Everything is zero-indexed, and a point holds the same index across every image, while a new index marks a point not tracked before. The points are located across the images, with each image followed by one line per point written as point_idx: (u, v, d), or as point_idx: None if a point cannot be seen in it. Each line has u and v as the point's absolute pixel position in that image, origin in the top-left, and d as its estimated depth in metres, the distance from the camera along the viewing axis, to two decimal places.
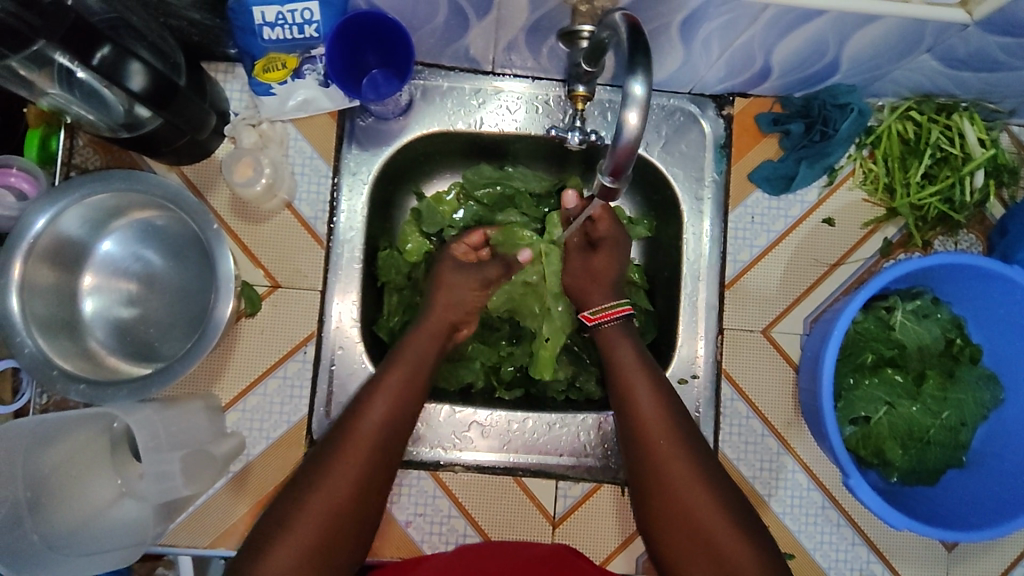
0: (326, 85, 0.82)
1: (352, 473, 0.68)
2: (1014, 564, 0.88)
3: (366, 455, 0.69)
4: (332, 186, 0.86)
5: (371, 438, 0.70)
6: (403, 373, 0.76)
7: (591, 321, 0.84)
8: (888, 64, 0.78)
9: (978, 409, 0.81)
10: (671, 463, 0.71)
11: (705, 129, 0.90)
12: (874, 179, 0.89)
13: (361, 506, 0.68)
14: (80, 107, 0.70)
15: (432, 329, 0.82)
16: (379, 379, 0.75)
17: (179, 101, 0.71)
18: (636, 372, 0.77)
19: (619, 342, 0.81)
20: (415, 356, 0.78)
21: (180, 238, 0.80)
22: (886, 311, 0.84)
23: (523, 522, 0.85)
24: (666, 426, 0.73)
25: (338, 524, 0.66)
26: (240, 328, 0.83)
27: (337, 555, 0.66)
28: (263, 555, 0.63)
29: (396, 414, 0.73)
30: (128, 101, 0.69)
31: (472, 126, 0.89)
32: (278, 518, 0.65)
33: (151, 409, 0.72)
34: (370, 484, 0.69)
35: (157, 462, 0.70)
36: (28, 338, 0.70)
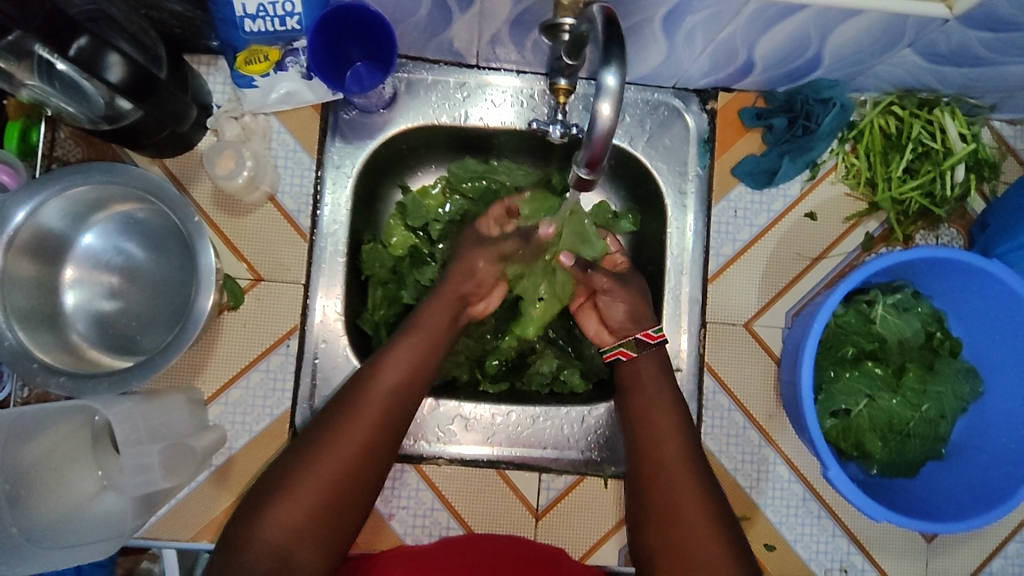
0: (309, 78, 0.82)
1: (356, 447, 0.68)
2: (992, 556, 0.89)
3: (372, 432, 0.70)
4: (315, 179, 0.86)
5: (377, 418, 0.71)
6: (413, 354, 0.76)
7: (652, 340, 0.82)
8: (870, 59, 0.79)
9: (958, 402, 0.82)
10: (668, 461, 0.74)
11: (689, 124, 0.91)
12: (856, 173, 0.89)
13: (360, 482, 0.68)
14: (59, 100, 0.70)
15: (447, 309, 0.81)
16: (388, 355, 0.75)
17: (159, 94, 0.71)
18: (653, 376, 0.80)
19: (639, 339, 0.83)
20: (427, 335, 0.78)
21: (163, 231, 0.80)
22: (868, 304, 0.84)
23: (506, 514, 0.85)
24: (672, 425, 0.76)
25: (338, 499, 0.66)
26: (223, 321, 0.83)
27: (336, 526, 0.66)
28: (259, 522, 0.63)
29: (405, 389, 0.74)
30: (109, 94, 0.69)
31: (456, 119, 0.89)
32: (277, 486, 0.65)
33: (132, 402, 0.73)
34: (371, 463, 0.69)
35: (136, 456, 0.70)
36: (9, 331, 0.70)
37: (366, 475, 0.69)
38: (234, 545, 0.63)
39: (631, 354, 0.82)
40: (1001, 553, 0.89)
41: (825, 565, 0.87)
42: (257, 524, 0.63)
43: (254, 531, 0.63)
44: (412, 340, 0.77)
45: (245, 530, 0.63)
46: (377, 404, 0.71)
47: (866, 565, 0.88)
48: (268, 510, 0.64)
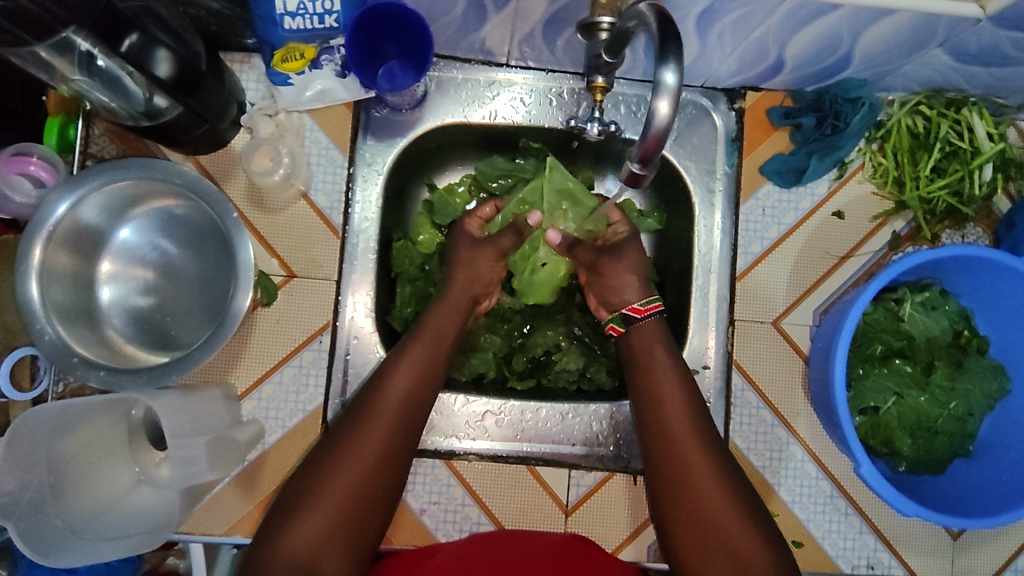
0: (343, 76, 0.82)
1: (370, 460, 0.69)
2: (1018, 553, 0.90)
3: (385, 444, 0.70)
4: (347, 176, 0.87)
5: (388, 429, 0.71)
6: (420, 365, 0.77)
7: (640, 314, 0.82)
8: (899, 59, 0.80)
9: (985, 399, 0.83)
10: (688, 462, 0.71)
11: (717, 123, 0.91)
12: (883, 172, 0.89)
13: (378, 490, 0.69)
14: (101, 94, 0.70)
15: (449, 318, 0.82)
16: (396, 367, 0.76)
17: (202, 91, 0.71)
18: (664, 363, 0.78)
19: (645, 332, 0.82)
20: (432, 346, 0.79)
21: (197, 227, 0.80)
22: (896, 302, 0.85)
23: (536, 510, 0.86)
24: (682, 417, 0.75)
25: (356, 510, 0.67)
26: (256, 317, 0.84)
27: (359, 535, 0.67)
28: (280, 538, 0.63)
29: (414, 399, 0.74)
30: (150, 88, 0.70)
31: (486, 117, 0.90)
32: (295, 502, 0.66)
33: (174, 395, 0.73)
34: (386, 475, 0.69)
35: (181, 447, 0.71)
36: (49, 325, 0.71)
37: (382, 486, 0.69)
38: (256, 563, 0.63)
39: (620, 329, 0.84)
40: None
41: (852, 562, 0.87)
42: (278, 541, 0.63)
43: (275, 548, 0.63)
44: (418, 351, 0.78)
45: (266, 547, 0.63)
46: (387, 416, 0.72)
47: (893, 562, 0.88)
48: (287, 526, 0.64)
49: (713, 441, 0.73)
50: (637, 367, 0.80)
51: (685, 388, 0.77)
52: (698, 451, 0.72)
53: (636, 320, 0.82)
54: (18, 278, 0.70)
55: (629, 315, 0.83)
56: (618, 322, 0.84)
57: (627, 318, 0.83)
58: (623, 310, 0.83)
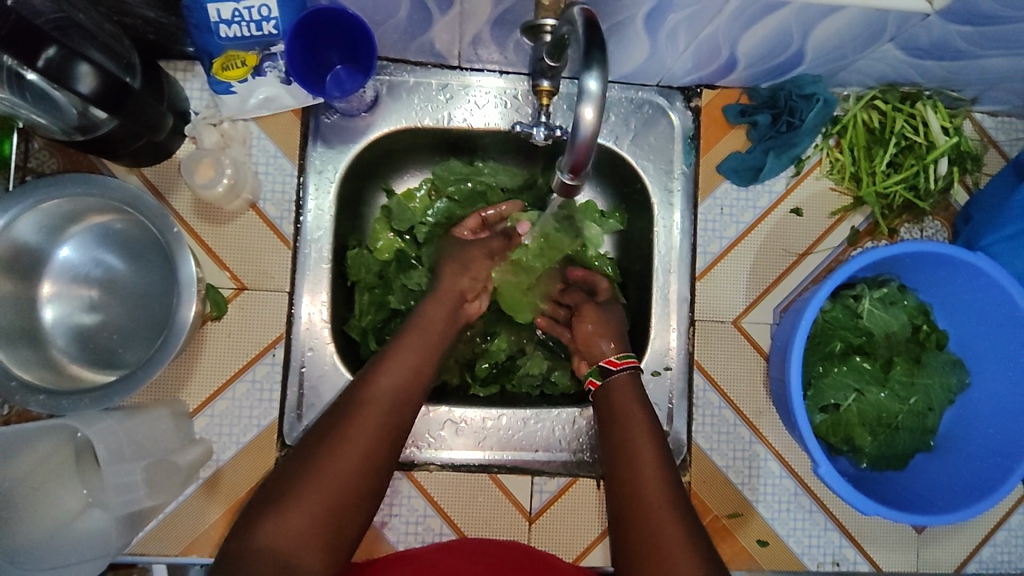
0: (288, 83, 0.80)
1: (353, 455, 0.66)
2: (981, 546, 0.90)
3: (372, 446, 0.67)
4: (297, 185, 0.85)
5: (375, 432, 0.68)
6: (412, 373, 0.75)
7: (615, 366, 0.81)
8: (853, 54, 0.79)
9: (945, 394, 0.82)
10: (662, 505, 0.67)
11: (674, 121, 0.90)
12: (840, 168, 0.89)
13: (368, 482, 0.66)
14: (29, 111, 0.68)
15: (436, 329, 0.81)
16: (386, 363, 0.74)
17: (132, 102, 0.69)
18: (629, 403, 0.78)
19: (620, 393, 0.79)
20: (421, 340, 0.78)
21: (142, 242, 0.78)
22: (854, 299, 0.84)
23: (499, 519, 0.85)
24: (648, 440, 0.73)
25: (342, 502, 0.63)
26: (206, 332, 0.82)
27: (344, 529, 0.63)
28: (259, 528, 0.59)
29: (406, 393, 0.73)
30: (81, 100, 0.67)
31: (439, 122, 0.89)
32: (268, 504, 0.61)
33: (113, 419, 0.72)
34: (378, 465, 0.67)
35: (118, 474, 0.71)
36: None
37: (371, 479, 0.66)
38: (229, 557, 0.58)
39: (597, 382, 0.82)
40: (990, 542, 0.90)
41: (817, 560, 0.87)
42: (257, 530, 0.59)
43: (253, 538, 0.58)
44: (409, 347, 0.77)
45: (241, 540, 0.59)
46: (380, 408, 0.70)
47: (858, 557, 0.88)
48: (254, 530, 0.59)
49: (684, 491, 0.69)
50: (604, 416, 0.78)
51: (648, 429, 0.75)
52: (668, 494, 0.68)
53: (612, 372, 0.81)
54: None
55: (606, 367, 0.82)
56: (596, 375, 0.82)
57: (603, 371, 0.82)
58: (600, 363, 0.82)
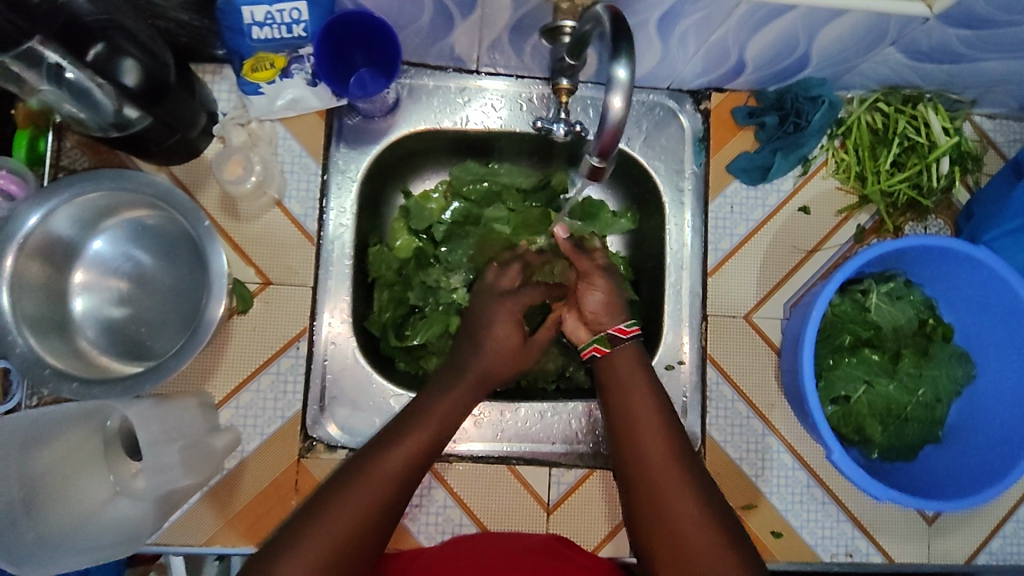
0: (314, 85, 0.83)
1: (363, 517, 0.62)
2: (991, 537, 0.91)
3: (383, 504, 0.64)
4: (321, 183, 0.87)
5: (401, 470, 0.66)
6: (432, 430, 0.72)
7: (625, 335, 0.79)
8: (855, 58, 0.83)
9: (952, 385, 0.85)
10: (693, 529, 0.65)
11: (684, 124, 0.94)
12: (846, 168, 0.92)
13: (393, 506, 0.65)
14: (70, 104, 0.69)
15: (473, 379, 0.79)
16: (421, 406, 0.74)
17: (170, 100, 0.72)
18: (631, 373, 0.77)
19: (621, 362, 0.78)
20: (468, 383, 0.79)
21: (172, 238, 0.81)
22: (862, 294, 0.87)
23: (518, 511, 0.86)
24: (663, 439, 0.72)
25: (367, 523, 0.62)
26: (232, 326, 0.84)
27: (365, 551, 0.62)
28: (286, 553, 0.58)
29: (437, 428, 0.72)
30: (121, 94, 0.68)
31: (457, 124, 0.91)
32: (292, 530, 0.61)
33: (148, 403, 0.72)
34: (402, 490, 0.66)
35: (156, 456, 0.70)
36: (20, 336, 0.71)
37: (396, 504, 0.65)
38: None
39: (604, 350, 0.79)
40: (999, 533, 0.92)
41: (831, 551, 0.89)
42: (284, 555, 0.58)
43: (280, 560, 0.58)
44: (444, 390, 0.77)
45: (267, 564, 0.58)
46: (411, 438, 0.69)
47: (871, 548, 0.90)
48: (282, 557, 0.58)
49: (715, 500, 0.68)
50: (612, 411, 0.76)
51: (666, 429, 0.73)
52: (696, 510, 0.66)
53: (621, 340, 0.79)
54: None
55: (614, 335, 0.80)
56: (602, 343, 0.80)
57: (612, 338, 0.79)
58: (608, 330, 0.80)
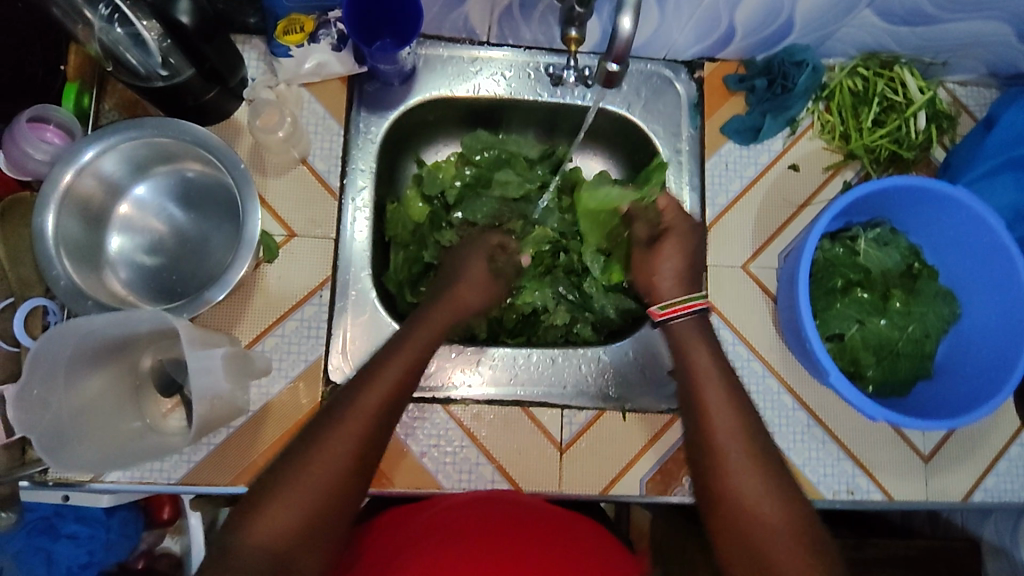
0: (338, 50, 0.89)
1: (335, 475, 0.64)
2: (986, 474, 0.95)
3: (358, 452, 0.65)
4: (343, 143, 0.93)
5: (377, 412, 0.68)
6: (404, 372, 0.72)
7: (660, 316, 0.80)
8: (835, 22, 0.90)
9: (939, 322, 0.90)
10: (761, 512, 0.65)
11: (680, 91, 1.01)
12: (831, 128, 0.99)
13: (370, 454, 0.66)
14: (125, 48, 0.77)
15: (425, 343, 0.77)
16: (398, 349, 0.74)
17: (219, 42, 0.78)
18: (696, 340, 0.77)
19: (686, 332, 0.78)
20: (443, 322, 0.80)
21: (208, 192, 0.86)
22: (852, 240, 0.93)
23: (532, 451, 0.90)
24: (725, 405, 0.71)
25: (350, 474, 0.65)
26: (259, 274, 0.88)
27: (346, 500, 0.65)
28: (268, 503, 0.62)
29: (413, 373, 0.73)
30: (166, 35, 0.75)
31: (469, 91, 0.98)
32: (278, 477, 0.63)
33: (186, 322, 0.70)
34: (377, 438, 0.67)
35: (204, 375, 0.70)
36: (60, 267, 0.74)
37: (373, 451, 0.67)
38: (238, 528, 0.61)
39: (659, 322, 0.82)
40: (993, 471, 0.95)
41: (832, 488, 0.93)
42: (265, 506, 0.62)
43: (262, 512, 0.61)
44: (421, 333, 0.77)
45: (248, 513, 0.62)
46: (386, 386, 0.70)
47: (871, 486, 0.93)
48: (264, 509, 0.61)
49: (772, 464, 0.68)
50: (685, 384, 0.74)
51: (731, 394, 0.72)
52: (755, 476, 0.67)
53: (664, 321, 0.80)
54: (35, 214, 0.74)
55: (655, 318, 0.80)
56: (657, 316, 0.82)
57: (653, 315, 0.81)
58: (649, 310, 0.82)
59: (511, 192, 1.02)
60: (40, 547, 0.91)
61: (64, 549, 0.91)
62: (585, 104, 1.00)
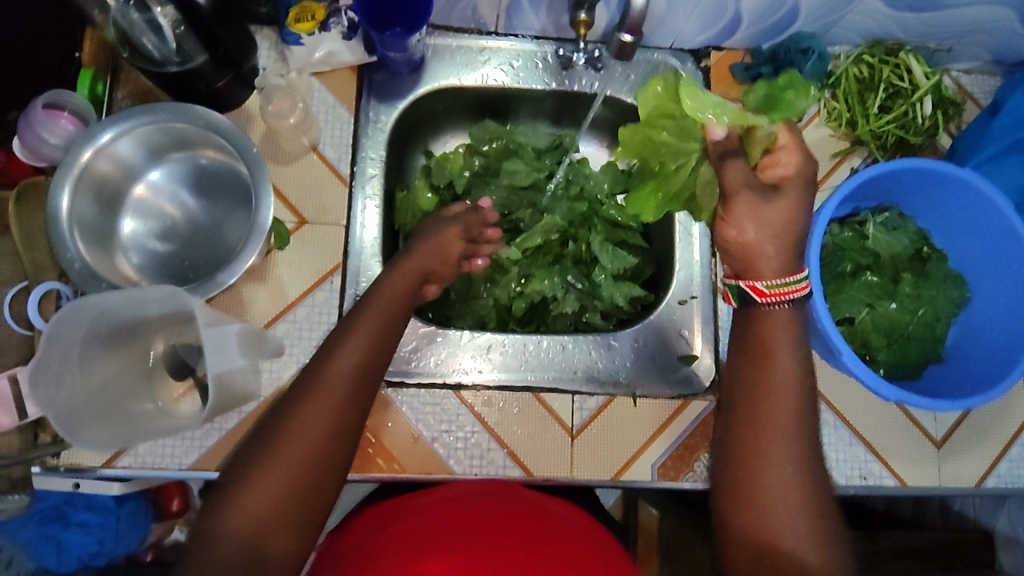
0: (349, 38, 0.91)
1: (292, 474, 0.61)
2: (999, 460, 0.95)
3: (315, 447, 0.63)
4: (353, 131, 0.94)
5: (333, 404, 0.65)
6: (360, 360, 0.69)
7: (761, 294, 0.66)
8: (841, 9, 0.91)
9: (949, 305, 0.90)
10: (796, 540, 0.59)
11: (686, 80, 1.02)
12: (837, 115, 0.99)
13: (333, 447, 0.64)
14: (145, 36, 0.79)
15: (384, 329, 0.73)
16: (349, 335, 0.70)
17: (233, 24, 0.79)
18: (782, 332, 0.65)
19: (773, 326, 0.66)
20: (389, 310, 0.74)
21: (219, 180, 0.86)
22: (860, 225, 0.93)
23: (543, 436, 0.89)
24: (783, 419, 0.63)
25: (312, 470, 0.63)
26: (270, 260, 0.89)
27: (312, 496, 0.63)
28: (228, 506, 0.60)
29: (371, 360, 0.69)
30: (181, 20, 0.77)
31: (477, 80, 0.99)
32: (236, 479, 0.62)
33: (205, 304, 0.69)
34: (337, 430, 0.65)
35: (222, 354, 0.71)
36: (72, 246, 0.75)
37: (336, 444, 0.64)
38: (204, 536, 0.59)
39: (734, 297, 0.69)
40: (1006, 457, 0.95)
41: (845, 474, 0.92)
42: (223, 511, 0.60)
43: (220, 517, 0.59)
44: (373, 318, 0.72)
45: (210, 522, 0.60)
46: (337, 378, 0.66)
47: (884, 472, 0.93)
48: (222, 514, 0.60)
49: (814, 482, 0.62)
50: (748, 387, 0.65)
51: (791, 403, 0.64)
52: (796, 498, 0.60)
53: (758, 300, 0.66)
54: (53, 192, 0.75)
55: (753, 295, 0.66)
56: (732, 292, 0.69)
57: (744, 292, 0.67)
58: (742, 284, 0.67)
59: (520, 180, 1.02)
60: (51, 534, 0.90)
61: (74, 538, 0.91)
62: (591, 91, 1.00)
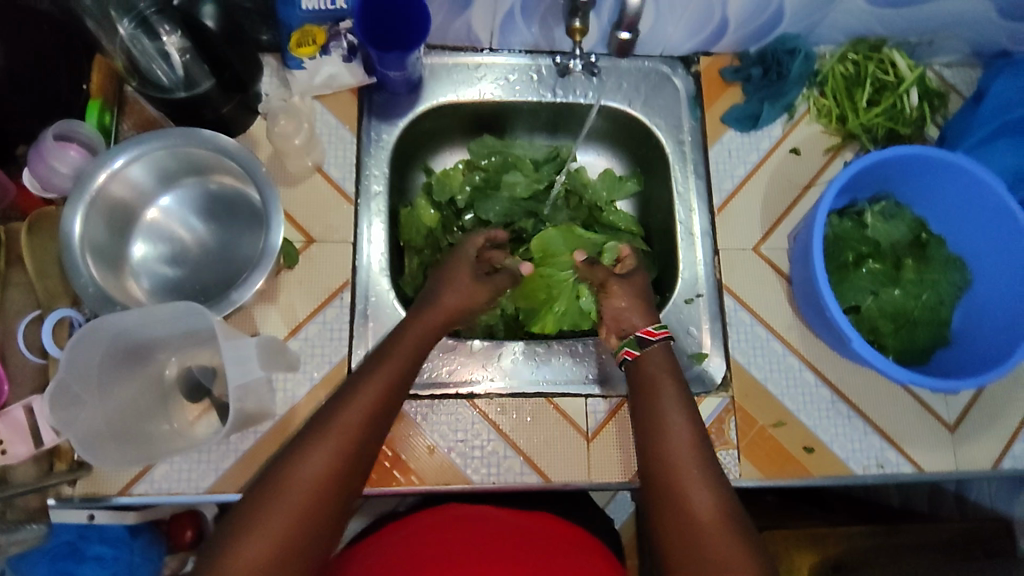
0: (348, 61, 0.93)
1: (299, 518, 0.65)
2: (1013, 441, 0.94)
3: (320, 496, 0.67)
4: (356, 151, 0.96)
5: (341, 454, 0.70)
6: (366, 412, 0.74)
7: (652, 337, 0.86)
8: (823, 9, 0.94)
9: (952, 289, 0.91)
10: (708, 535, 0.69)
11: (678, 86, 1.04)
12: (827, 112, 1.01)
13: (337, 493, 0.68)
14: (154, 64, 0.83)
15: (389, 381, 0.77)
16: (357, 389, 0.75)
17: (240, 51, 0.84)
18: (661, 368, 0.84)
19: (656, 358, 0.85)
20: (402, 363, 0.79)
21: (227, 203, 0.88)
22: (858, 215, 0.95)
23: (559, 441, 0.89)
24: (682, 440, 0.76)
25: (317, 515, 0.66)
26: (280, 279, 0.89)
27: (314, 543, 0.66)
28: (235, 547, 0.63)
29: (378, 413, 0.74)
30: (189, 51, 0.83)
31: (474, 96, 1.01)
32: (245, 522, 0.65)
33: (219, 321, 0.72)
34: (343, 479, 0.69)
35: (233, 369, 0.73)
36: (84, 269, 0.76)
37: (339, 493, 0.68)
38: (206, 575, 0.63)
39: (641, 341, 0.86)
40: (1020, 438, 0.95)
41: (862, 463, 0.92)
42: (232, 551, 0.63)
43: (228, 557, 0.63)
44: (380, 376, 0.77)
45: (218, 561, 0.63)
46: (347, 429, 0.71)
47: (901, 459, 0.93)
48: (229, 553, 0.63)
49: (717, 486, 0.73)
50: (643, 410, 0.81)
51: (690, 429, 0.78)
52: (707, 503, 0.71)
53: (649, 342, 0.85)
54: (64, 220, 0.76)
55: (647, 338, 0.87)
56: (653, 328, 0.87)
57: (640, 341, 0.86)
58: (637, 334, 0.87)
59: (521, 192, 1.04)
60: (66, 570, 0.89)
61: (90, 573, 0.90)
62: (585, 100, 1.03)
